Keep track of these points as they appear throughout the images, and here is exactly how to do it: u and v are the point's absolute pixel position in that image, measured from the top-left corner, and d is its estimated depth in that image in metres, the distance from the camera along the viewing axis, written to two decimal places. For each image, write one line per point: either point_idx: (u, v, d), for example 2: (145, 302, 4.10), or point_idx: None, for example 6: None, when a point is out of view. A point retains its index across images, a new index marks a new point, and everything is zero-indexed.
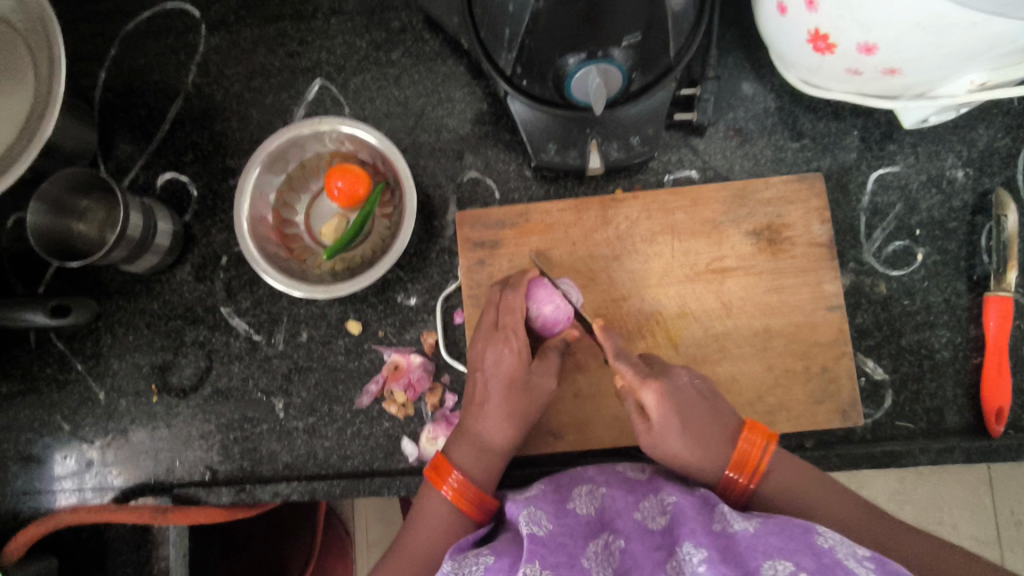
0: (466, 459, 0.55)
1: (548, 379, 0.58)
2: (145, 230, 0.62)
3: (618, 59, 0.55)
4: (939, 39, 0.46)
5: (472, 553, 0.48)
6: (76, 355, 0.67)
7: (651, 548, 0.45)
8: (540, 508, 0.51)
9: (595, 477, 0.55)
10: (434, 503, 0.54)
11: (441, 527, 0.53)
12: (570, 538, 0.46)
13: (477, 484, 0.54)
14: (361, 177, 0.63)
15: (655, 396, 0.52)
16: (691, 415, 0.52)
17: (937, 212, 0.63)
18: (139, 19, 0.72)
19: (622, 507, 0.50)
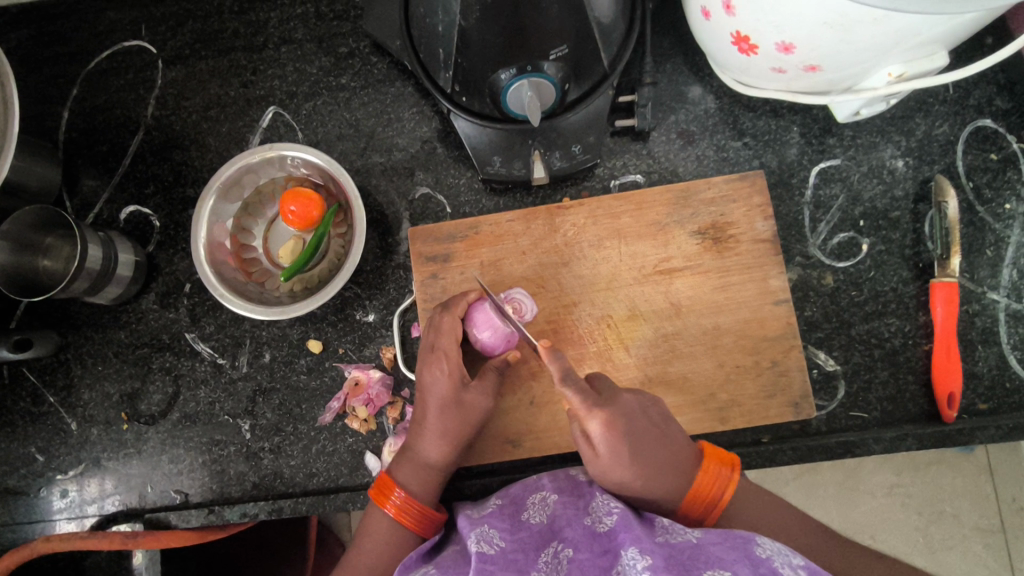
0: (408, 477, 0.59)
1: (486, 395, 0.60)
2: (106, 262, 0.64)
3: (549, 72, 0.56)
4: (848, 36, 0.47)
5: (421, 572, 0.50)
6: (48, 388, 0.69)
7: (597, 554, 0.46)
8: (494, 526, 0.54)
9: (547, 484, 0.59)
10: (377, 520, 0.58)
11: (384, 543, 0.57)
12: (523, 553, 0.50)
13: (420, 502, 0.58)
14: (310, 201, 0.64)
15: (601, 426, 0.50)
16: (636, 440, 0.51)
17: (879, 202, 0.64)
18: (97, 58, 0.74)
19: (571, 514, 0.53)
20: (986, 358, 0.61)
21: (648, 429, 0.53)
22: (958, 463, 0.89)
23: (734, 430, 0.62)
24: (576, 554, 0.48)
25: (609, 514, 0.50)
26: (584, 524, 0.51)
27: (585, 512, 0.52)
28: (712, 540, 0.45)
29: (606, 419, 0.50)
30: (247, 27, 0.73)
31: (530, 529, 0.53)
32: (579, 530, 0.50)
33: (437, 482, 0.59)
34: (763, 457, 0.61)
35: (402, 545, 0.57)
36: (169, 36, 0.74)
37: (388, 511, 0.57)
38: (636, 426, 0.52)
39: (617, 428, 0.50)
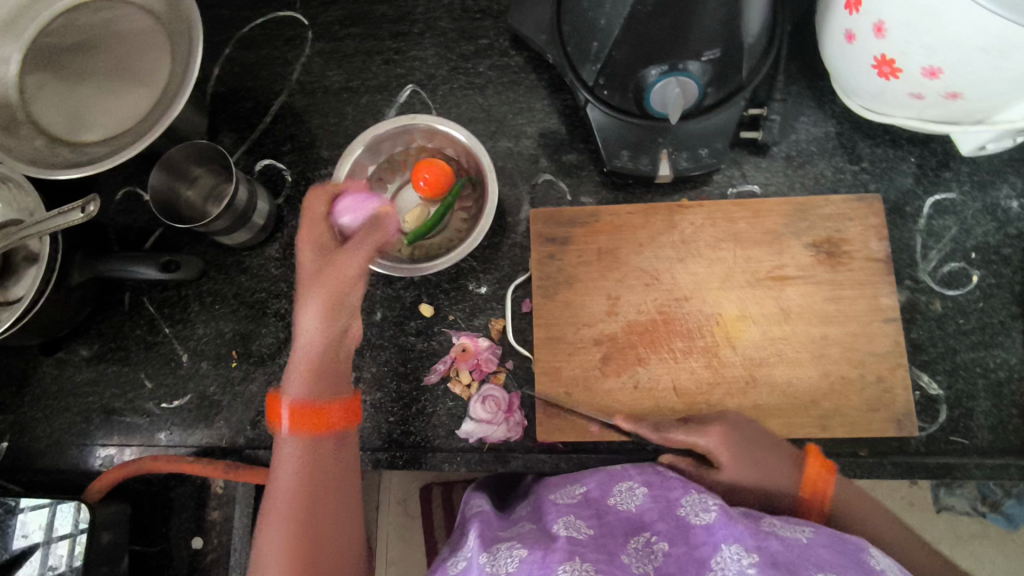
0: (308, 384, 0.54)
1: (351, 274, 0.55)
2: (247, 205, 0.68)
3: (695, 72, 0.59)
4: (1002, 63, 0.50)
5: (506, 547, 0.50)
6: (165, 319, 0.73)
7: (695, 548, 0.47)
8: (577, 515, 0.54)
9: (635, 475, 0.58)
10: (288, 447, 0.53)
11: (299, 471, 0.53)
12: (612, 538, 0.51)
13: (329, 400, 0.54)
14: (444, 170, 0.67)
15: (717, 443, 0.55)
16: (758, 458, 0.55)
17: (992, 238, 0.66)
18: (252, 24, 0.80)
19: (663, 506, 0.52)
20: None
21: (764, 447, 0.56)
22: (1001, 541, 0.88)
23: (835, 439, 0.62)
24: (670, 547, 0.48)
25: (705, 508, 0.50)
26: (678, 516, 0.51)
27: (677, 504, 0.52)
28: (823, 542, 0.47)
29: (721, 437, 0.55)
30: (395, 11, 0.78)
31: (616, 514, 0.54)
32: (671, 522, 0.50)
33: (336, 383, 0.55)
34: (861, 468, 0.62)
35: (320, 464, 0.53)
36: (321, 11, 0.79)
37: (287, 428, 0.53)
38: (752, 440, 0.56)
39: (732, 442, 0.55)
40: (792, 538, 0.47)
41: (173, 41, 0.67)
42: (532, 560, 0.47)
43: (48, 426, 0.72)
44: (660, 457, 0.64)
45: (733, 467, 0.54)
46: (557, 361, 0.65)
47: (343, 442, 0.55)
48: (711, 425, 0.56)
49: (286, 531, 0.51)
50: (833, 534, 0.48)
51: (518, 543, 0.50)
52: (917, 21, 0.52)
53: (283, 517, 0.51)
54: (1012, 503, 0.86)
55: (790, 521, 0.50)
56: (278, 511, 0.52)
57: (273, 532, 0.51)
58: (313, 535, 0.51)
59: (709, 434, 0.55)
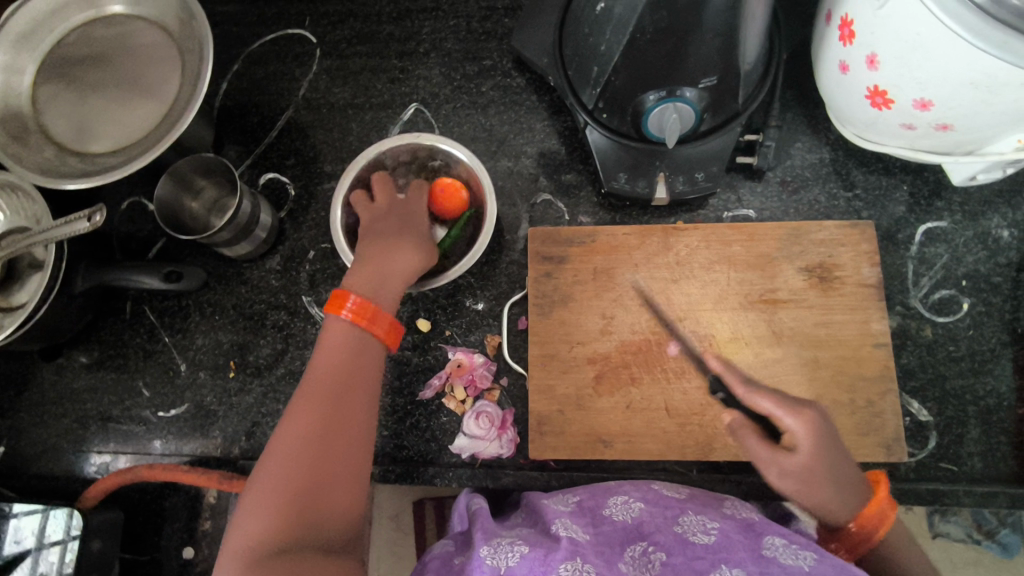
0: (361, 288, 0.59)
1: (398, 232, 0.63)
2: (251, 218, 0.69)
3: (691, 98, 0.61)
4: (990, 98, 0.52)
5: (507, 542, 0.54)
6: (164, 328, 0.73)
7: (693, 559, 0.50)
8: (574, 520, 0.57)
9: (631, 490, 0.60)
10: (336, 331, 0.56)
11: (343, 346, 0.56)
12: (609, 546, 0.54)
13: (377, 306, 0.58)
14: (450, 189, 0.68)
15: (801, 424, 0.52)
16: (831, 458, 0.52)
17: (982, 266, 0.67)
18: (261, 40, 0.82)
19: (661, 521, 0.55)
20: None
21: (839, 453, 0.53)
22: (996, 570, 0.87)
23: None
24: (668, 557, 0.51)
25: (705, 530, 0.53)
26: (675, 531, 0.54)
27: (675, 521, 0.55)
28: (824, 572, 0.47)
29: (807, 419, 0.52)
30: (401, 31, 0.80)
31: (612, 524, 0.56)
32: (670, 536, 0.53)
33: (381, 295, 0.59)
34: None
35: (356, 350, 0.55)
36: (329, 29, 0.81)
37: (344, 317, 0.57)
38: (834, 438, 0.53)
39: (815, 431, 0.52)
40: (793, 566, 0.48)
41: (183, 56, 0.69)
42: (534, 555, 0.51)
43: (44, 431, 0.73)
44: (651, 476, 0.65)
45: (809, 456, 0.51)
46: (551, 379, 0.66)
47: (369, 367, 0.55)
48: (800, 407, 0.53)
49: (309, 412, 0.52)
50: (835, 561, 0.48)
51: (520, 543, 0.53)
52: (909, 55, 0.53)
53: (294, 427, 0.51)
54: (1007, 531, 0.86)
55: (791, 543, 0.50)
56: (303, 398, 0.53)
57: (297, 408, 0.52)
58: (319, 445, 0.50)
59: (797, 416, 0.53)
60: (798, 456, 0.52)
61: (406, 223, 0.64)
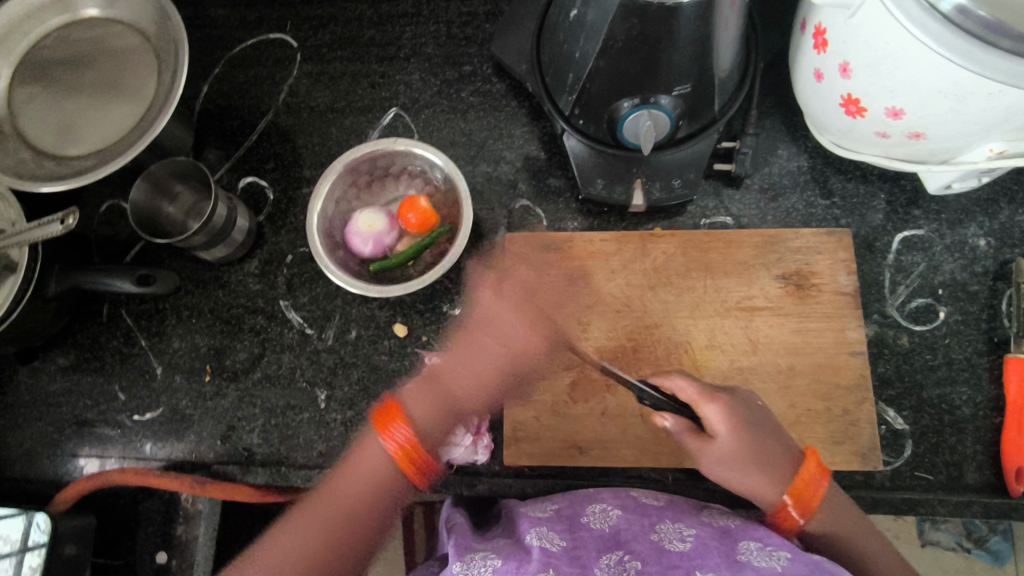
0: (416, 409, 0.59)
1: (494, 331, 0.63)
2: (227, 222, 0.69)
3: (667, 106, 0.61)
4: (959, 107, 0.52)
5: (480, 558, 0.54)
6: (141, 331, 0.73)
7: (668, 567, 0.50)
8: (550, 527, 0.57)
9: (609, 498, 0.61)
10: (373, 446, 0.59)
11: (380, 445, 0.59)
12: (585, 551, 0.54)
13: (422, 445, 0.56)
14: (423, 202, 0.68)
15: (721, 411, 0.54)
16: (757, 437, 0.54)
17: (959, 275, 0.67)
18: (242, 44, 0.82)
19: (637, 529, 0.56)
20: None
21: (766, 432, 0.55)
22: None
23: None
24: (643, 566, 0.51)
25: (681, 538, 0.54)
26: (651, 539, 0.54)
27: (651, 529, 0.56)
28: (799, 572, 0.48)
29: (727, 405, 0.55)
30: (382, 36, 0.80)
31: (589, 531, 0.56)
32: (646, 544, 0.54)
33: (423, 411, 0.60)
34: None
35: (390, 447, 0.59)
36: (310, 34, 0.81)
37: (389, 447, 0.56)
38: (755, 419, 0.56)
39: (734, 417, 0.55)
40: (767, 567, 0.48)
41: (161, 59, 0.69)
42: (506, 569, 0.51)
43: (20, 434, 0.72)
44: (626, 484, 0.64)
45: (732, 440, 0.54)
46: (526, 385, 0.66)
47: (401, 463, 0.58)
48: (718, 395, 0.56)
49: (312, 524, 0.58)
50: (808, 559, 0.49)
51: (493, 556, 0.53)
52: (879, 64, 0.53)
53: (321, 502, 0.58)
54: (997, 539, 0.87)
55: (766, 547, 0.50)
56: (331, 484, 0.59)
57: (305, 512, 0.59)
58: (343, 528, 0.58)
59: (715, 403, 0.55)
60: (719, 442, 0.54)
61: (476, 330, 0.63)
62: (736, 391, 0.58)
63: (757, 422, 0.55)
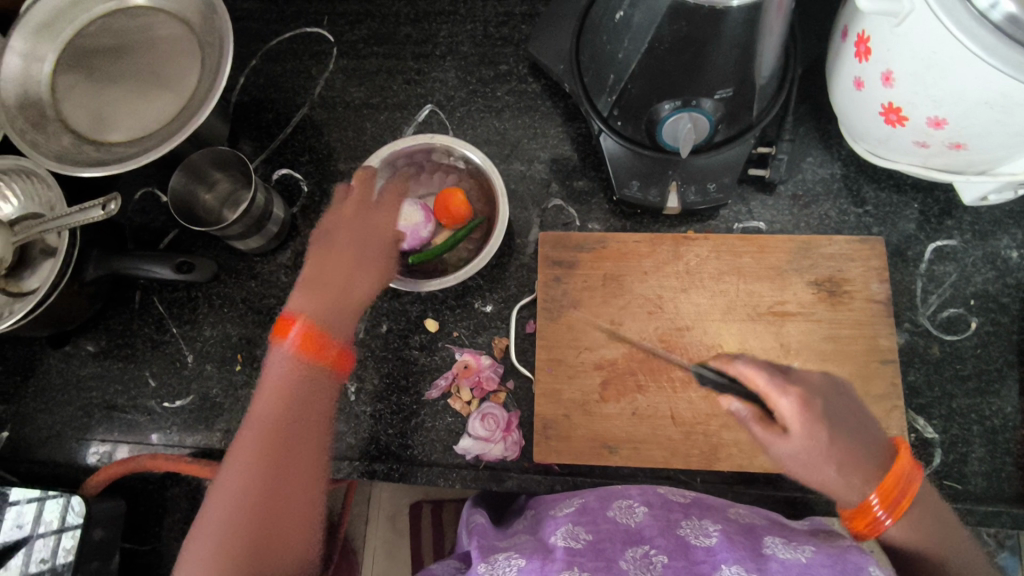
0: (310, 312, 0.59)
1: (380, 247, 0.64)
2: (264, 212, 0.69)
3: (708, 109, 0.62)
4: (1004, 118, 0.52)
5: (503, 558, 0.54)
6: (173, 319, 0.74)
7: (692, 562, 0.51)
8: (575, 523, 0.57)
9: (633, 493, 0.61)
10: (284, 353, 0.57)
11: (288, 379, 0.56)
12: (610, 544, 0.54)
13: (323, 333, 0.58)
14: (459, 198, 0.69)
15: (797, 404, 0.49)
16: (843, 433, 0.50)
17: (991, 286, 0.67)
18: (280, 38, 0.82)
19: (663, 524, 0.56)
20: None
21: (854, 427, 0.51)
22: None
23: None
24: (669, 560, 0.52)
25: (705, 534, 0.53)
26: (677, 534, 0.54)
27: (677, 524, 0.56)
28: (822, 562, 0.49)
29: (802, 396, 0.50)
30: (419, 34, 0.81)
31: (614, 525, 0.57)
32: (671, 539, 0.54)
33: (333, 319, 0.60)
34: None
35: (295, 396, 0.56)
36: (347, 29, 0.82)
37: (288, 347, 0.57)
38: (830, 409, 0.51)
39: (812, 410, 0.50)
40: (792, 561, 0.49)
41: (203, 50, 0.69)
42: (530, 568, 0.51)
43: (49, 418, 0.73)
44: (654, 485, 0.65)
45: (805, 436, 0.49)
46: (558, 384, 0.66)
47: (316, 407, 0.57)
48: (791, 385, 0.51)
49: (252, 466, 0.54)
50: (835, 553, 0.49)
51: (516, 554, 0.54)
52: (925, 73, 0.53)
53: (231, 485, 0.53)
54: (1005, 554, 0.87)
55: (791, 543, 0.52)
56: (245, 446, 0.55)
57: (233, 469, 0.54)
58: (261, 510, 0.53)
59: (788, 396, 0.50)
60: (794, 440, 0.49)
61: (358, 255, 0.63)
62: (801, 374, 0.53)
63: (839, 416, 0.51)
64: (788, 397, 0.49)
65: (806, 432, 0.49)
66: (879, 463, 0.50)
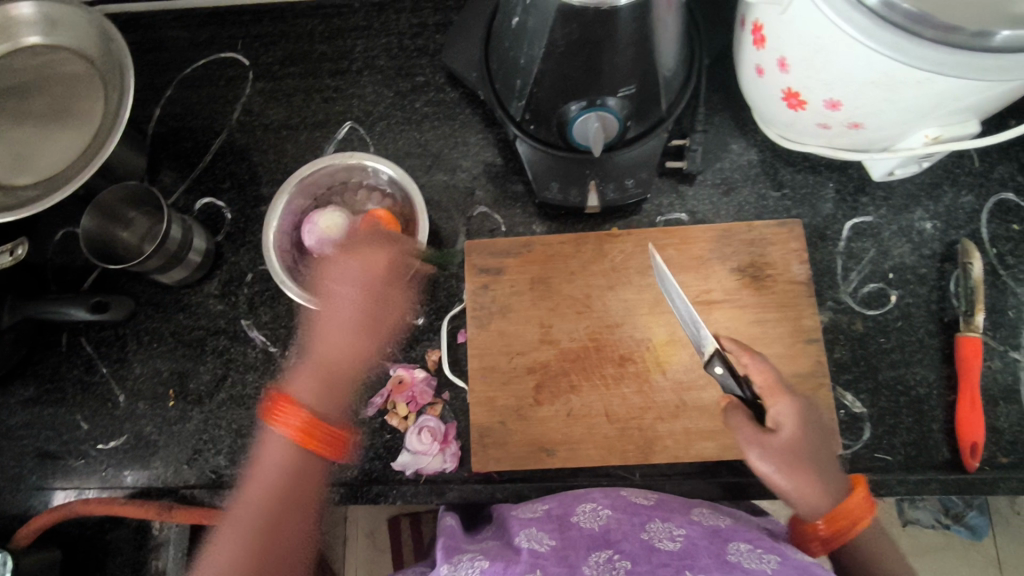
0: (306, 392, 0.62)
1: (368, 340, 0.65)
2: (182, 244, 0.69)
3: (614, 107, 0.62)
4: (891, 97, 0.53)
5: (469, 558, 0.54)
6: (102, 359, 0.72)
7: (657, 565, 0.50)
8: (540, 529, 0.57)
9: (599, 497, 0.61)
10: (275, 439, 0.61)
11: (283, 462, 0.61)
12: (573, 552, 0.54)
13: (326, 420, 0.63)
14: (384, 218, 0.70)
15: (792, 408, 0.53)
16: (817, 445, 0.52)
17: (908, 258, 0.69)
18: (194, 65, 0.81)
19: (627, 528, 0.56)
20: (1008, 414, 0.64)
21: (825, 449, 0.53)
22: (965, 550, 0.98)
23: None
24: (632, 565, 0.51)
25: (671, 538, 0.54)
26: (641, 538, 0.54)
27: (641, 528, 0.56)
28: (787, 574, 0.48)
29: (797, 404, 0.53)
30: (334, 51, 0.80)
31: (578, 531, 0.56)
32: (635, 544, 0.53)
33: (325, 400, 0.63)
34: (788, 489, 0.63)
35: (294, 472, 0.61)
36: (262, 52, 0.81)
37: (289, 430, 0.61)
38: (816, 427, 0.53)
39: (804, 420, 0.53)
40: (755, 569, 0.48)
41: (106, 83, 0.68)
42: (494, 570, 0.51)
43: None
44: (596, 483, 0.65)
45: (792, 440, 0.51)
46: (492, 392, 0.66)
47: (307, 487, 0.61)
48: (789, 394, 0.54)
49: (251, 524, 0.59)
50: (795, 562, 0.49)
51: (483, 556, 0.53)
52: (814, 58, 0.54)
53: (235, 537, 0.59)
54: (975, 513, 0.96)
55: (757, 550, 0.51)
56: (252, 504, 0.60)
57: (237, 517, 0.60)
58: (257, 560, 0.57)
59: (783, 401, 0.53)
60: (781, 436, 0.51)
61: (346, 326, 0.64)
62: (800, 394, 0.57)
63: (819, 434, 0.53)
64: (786, 398, 0.52)
65: (794, 432, 0.51)
66: (836, 486, 0.52)
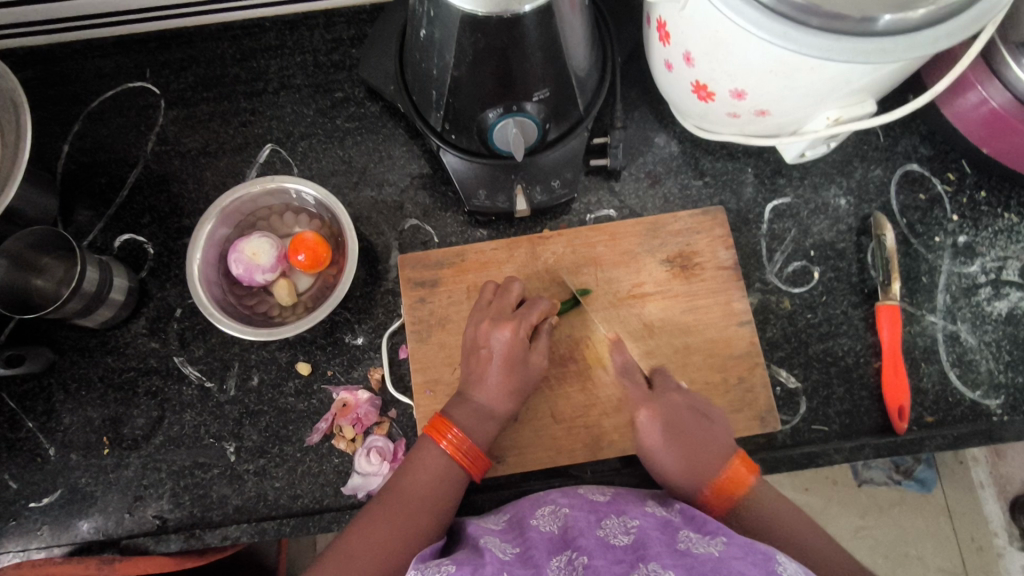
0: (464, 419, 0.60)
1: (529, 362, 0.62)
2: (100, 285, 0.66)
3: (531, 112, 0.62)
4: (790, 83, 0.55)
5: (435, 563, 0.50)
6: (26, 413, 0.69)
7: (613, 562, 0.48)
8: (502, 537, 0.55)
9: (558, 499, 0.59)
10: (433, 456, 0.59)
11: (437, 476, 0.58)
12: (535, 555, 0.51)
13: (474, 442, 0.59)
14: (313, 241, 0.67)
15: (647, 414, 0.60)
16: (683, 436, 0.59)
17: (827, 235, 0.71)
18: (101, 97, 0.78)
19: (583, 525, 0.53)
20: (930, 374, 0.67)
21: (701, 434, 0.59)
22: (919, 504, 1.03)
23: None
24: (591, 560, 0.48)
25: (625, 532, 0.51)
26: (597, 535, 0.52)
27: (598, 524, 0.53)
28: (734, 555, 0.46)
29: (648, 408, 0.60)
30: (247, 73, 0.79)
31: (538, 534, 0.54)
32: (592, 540, 0.50)
33: (483, 428, 0.60)
34: None
35: (439, 486, 0.58)
36: (172, 79, 0.78)
37: (443, 450, 0.59)
38: (683, 419, 0.60)
39: (663, 417, 0.60)
40: (704, 554, 0.47)
41: None
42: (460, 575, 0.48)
43: None
44: (548, 485, 0.65)
45: (652, 440, 0.59)
46: (438, 405, 0.66)
47: (449, 504, 0.58)
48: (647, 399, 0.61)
49: (379, 533, 0.55)
50: (745, 543, 0.47)
51: (448, 561, 0.50)
52: (715, 51, 0.56)
53: (356, 548, 0.55)
54: (922, 467, 1.02)
55: (706, 534, 0.49)
56: (386, 513, 0.57)
57: (367, 527, 0.56)
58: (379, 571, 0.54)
59: (641, 408, 0.61)
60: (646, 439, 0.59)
61: (493, 358, 0.62)
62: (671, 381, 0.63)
63: (689, 424, 0.59)
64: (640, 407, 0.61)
65: (652, 435, 0.59)
66: (715, 464, 0.57)
